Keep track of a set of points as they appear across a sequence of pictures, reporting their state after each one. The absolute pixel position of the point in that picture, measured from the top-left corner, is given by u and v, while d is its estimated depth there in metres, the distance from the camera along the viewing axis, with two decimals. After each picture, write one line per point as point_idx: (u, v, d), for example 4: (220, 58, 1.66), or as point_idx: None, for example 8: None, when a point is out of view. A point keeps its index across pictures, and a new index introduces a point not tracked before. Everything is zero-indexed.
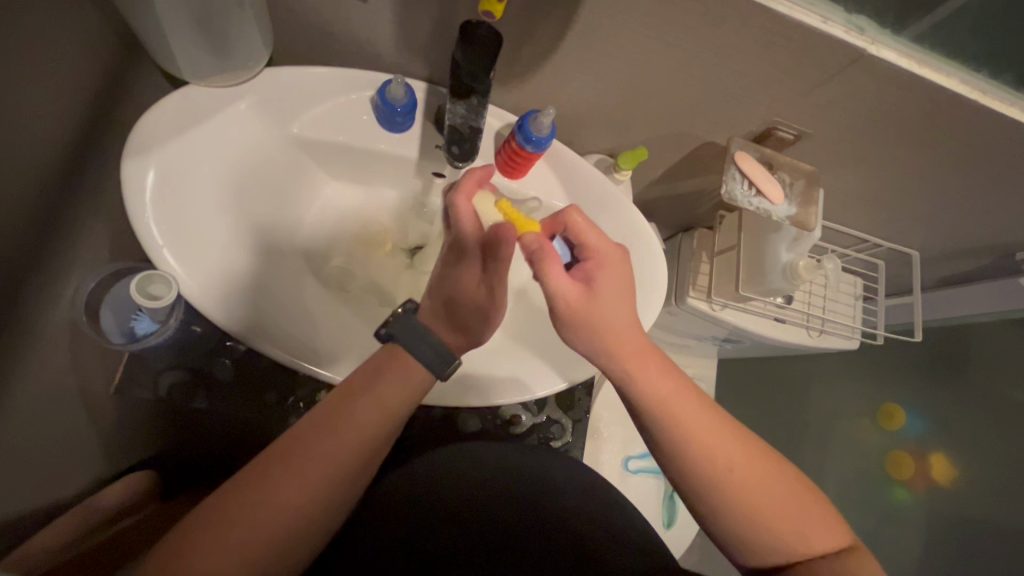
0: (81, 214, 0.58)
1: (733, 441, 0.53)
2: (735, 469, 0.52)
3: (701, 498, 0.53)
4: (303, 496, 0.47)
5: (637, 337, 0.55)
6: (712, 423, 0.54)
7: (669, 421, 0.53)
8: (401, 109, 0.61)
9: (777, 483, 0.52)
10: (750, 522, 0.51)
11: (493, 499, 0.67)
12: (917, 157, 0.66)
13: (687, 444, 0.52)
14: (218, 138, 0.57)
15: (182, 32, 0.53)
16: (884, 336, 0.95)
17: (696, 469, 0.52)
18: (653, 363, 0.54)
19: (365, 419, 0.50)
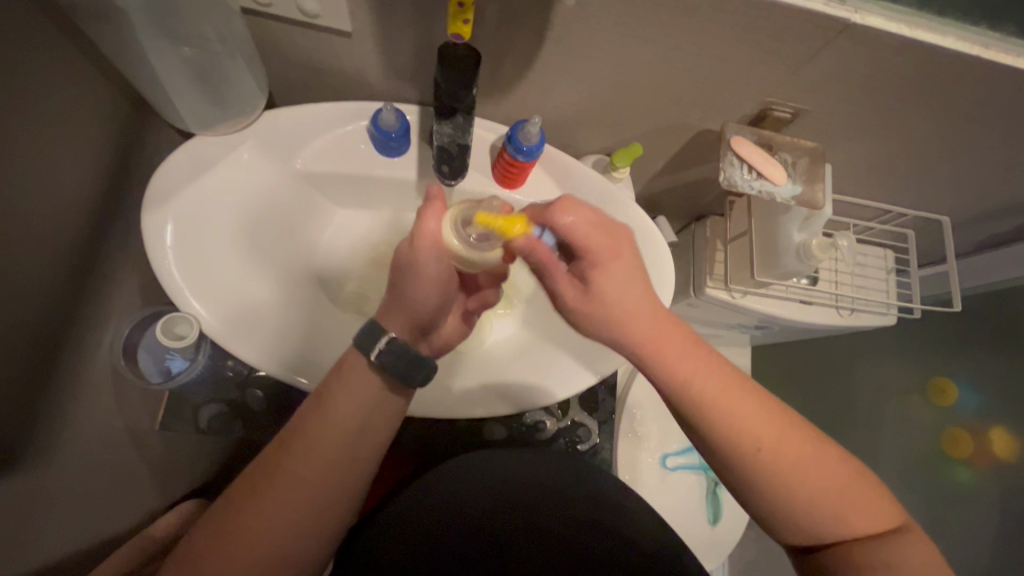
0: (114, 265, 0.63)
1: (767, 416, 0.49)
2: (767, 447, 0.48)
3: (755, 484, 0.49)
4: (282, 518, 0.47)
5: (654, 320, 0.51)
6: (744, 398, 0.50)
7: (706, 401, 0.50)
8: (395, 135, 0.63)
9: (817, 462, 0.48)
10: (785, 501, 0.48)
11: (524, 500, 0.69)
12: (926, 120, 0.63)
13: (727, 422, 0.49)
14: (227, 181, 0.61)
15: (182, 88, 0.56)
16: (921, 308, 0.91)
17: (738, 448, 0.49)
18: (674, 342, 0.51)
19: (328, 436, 0.49)
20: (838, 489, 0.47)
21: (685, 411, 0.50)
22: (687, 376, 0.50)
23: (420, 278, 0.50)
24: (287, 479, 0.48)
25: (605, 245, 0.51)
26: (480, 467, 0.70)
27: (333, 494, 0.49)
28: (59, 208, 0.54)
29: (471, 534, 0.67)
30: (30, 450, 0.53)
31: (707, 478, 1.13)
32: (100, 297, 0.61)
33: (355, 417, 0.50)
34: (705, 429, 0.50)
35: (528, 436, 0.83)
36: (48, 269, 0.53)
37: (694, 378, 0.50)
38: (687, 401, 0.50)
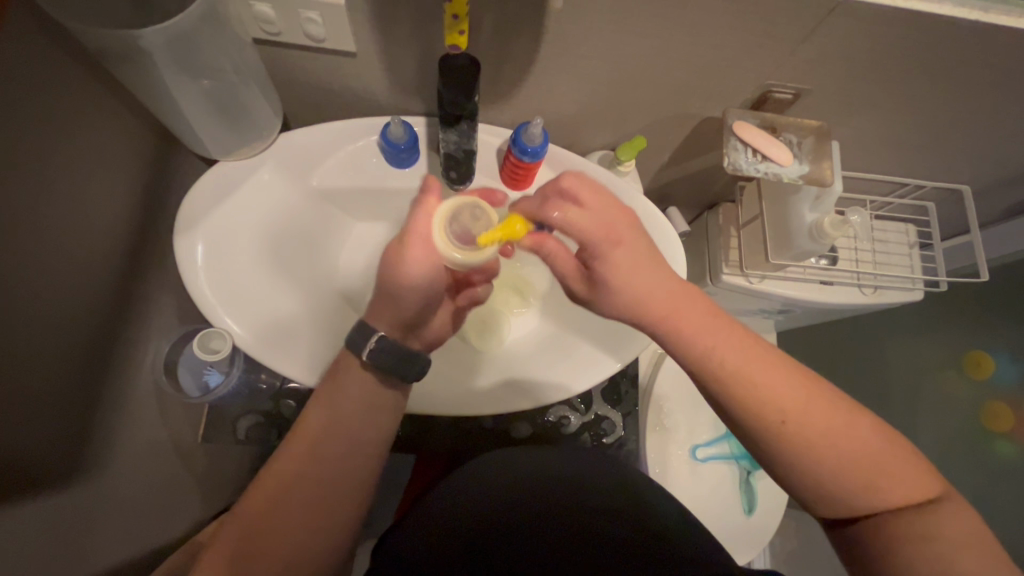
0: (151, 289, 0.67)
1: (792, 383, 0.47)
2: (792, 418, 0.46)
3: (787, 453, 0.46)
4: (300, 513, 0.50)
5: (665, 297, 0.51)
6: (768, 366, 0.48)
7: (732, 375, 0.48)
8: (404, 146, 0.66)
9: (844, 429, 0.45)
10: (813, 474, 0.45)
11: (544, 493, 0.70)
12: (932, 88, 0.63)
13: (750, 392, 0.47)
14: (250, 203, 0.64)
15: (204, 120, 0.60)
16: (948, 281, 0.89)
17: (764, 418, 0.46)
18: (693, 313, 0.51)
19: (334, 432, 0.51)
20: (868, 458, 0.44)
21: (713, 387, 0.49)
22: (704, 350, 0.49)
23: (410, 280, 0.51)
24: (299, 476, 0.50)
25: (603, 232, 0.51)
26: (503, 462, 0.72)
27: (345, 486, 0.52)
28: (99, 238, 0.58)
29: (496, 526, 0.68)
30: (88, 462, 0.57)
31: (739, 467, 1.12)
32: (140, 319, 0.66)
33: (359, 412, 0.52)
34: (730, 404, 0.48)
35: (553, 432, 0.85)
36: (93, 294, 0.57)
37: (713, 351, 0.49)
38: (709, 373, 0.49)
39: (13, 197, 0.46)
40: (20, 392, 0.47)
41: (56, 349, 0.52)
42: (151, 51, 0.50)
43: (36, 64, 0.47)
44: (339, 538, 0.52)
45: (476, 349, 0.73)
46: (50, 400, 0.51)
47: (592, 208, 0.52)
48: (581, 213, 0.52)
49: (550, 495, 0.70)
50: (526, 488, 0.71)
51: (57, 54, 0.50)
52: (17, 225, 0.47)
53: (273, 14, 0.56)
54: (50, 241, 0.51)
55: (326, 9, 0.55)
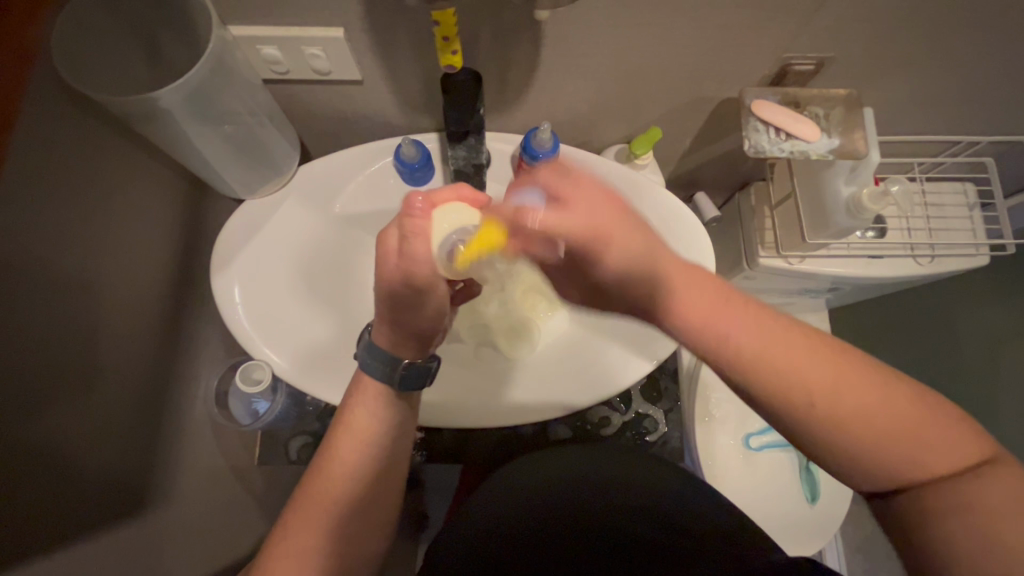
0: (195, 326, 0.71)
1: (820, 363, 0.43)
2: (818, 396, 0.43)
3: (817, 434, 0.43)
4: (337, 537, 0.51)
5: (676, 291, 0.48)
6: (795, 347, 0.44)
7: (758, 360, 0.44)
8: (418, 164, 0.66)
9: (875, 399, 0.42)
10: (849, 451, 0.42)
11: (576, 492, 0.70)
12: (973, 38, 0.57)
13: (776, 378, 0.44)
14: (279, 234, 0.67)
15: (229, 165, 0.63)
16: (1017, 242, 0.81)
17: (788, 400, 0.43)
18: (709, 298, 0.47)
19: (361, 454, 0.52)
20: (901, 425, 0.41)
21: (737, 381, 0.46)
22: (720, 339, 0.46)
23: (425, 302, 0.49)
24: (332, 502, 0.51)
25: (592, 235, 0.45)
26: (535, 462, 0.72)
27: (373, 503, 0.53)
28: (144, 284, 0.62)
29: (526, 527, 0.68)
30: (149, 493, 0.62)
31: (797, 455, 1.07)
32: (188, 355, 0.70)
33: (383, 432, 0.53)
34: (760, 400, 0.45)
35: (593, 433, 0.84)
36: (142, 336, 0.61)
37: (729, 338, 0.46)
38: (727, 364, 0.46)
39: (62, 258, 0.50)
40: (76, 431, 0.52)
41: (109, 390, 0.56)
42: (172, 110, 0.53)
43: (72, 133, 0.52)
44: (370, 545, 0.55)
45: (508, 357, 0.72)
46: (106, 438, 0.55)
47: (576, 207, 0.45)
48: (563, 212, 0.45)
49: (582, 494, 0.70)
50: (558, 486, 0.70)
51: (90, 121, 0.54)
52: (67, 281, 0.51)
53: (279, 54, 0.58)
54: (102, 292, 0.55)
55: (327, 43, 0.56)
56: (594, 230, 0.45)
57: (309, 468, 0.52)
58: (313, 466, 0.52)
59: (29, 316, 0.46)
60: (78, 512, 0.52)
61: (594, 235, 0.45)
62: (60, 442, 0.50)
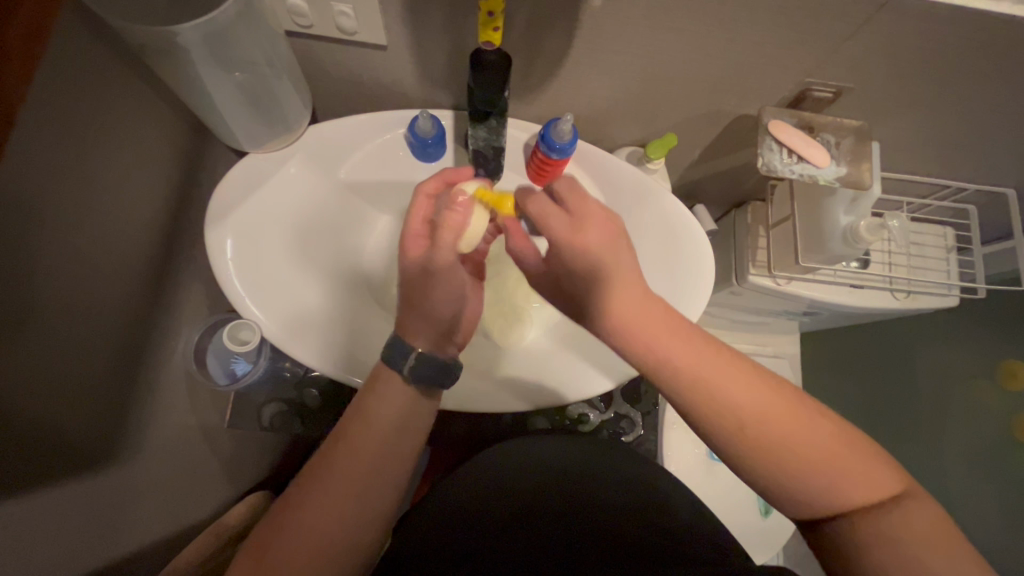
0: (181, 279, 0.68)
1: (756, 391, 0.46)
2: (759, 424, 0.45)
3: (753, 461, 0.45)
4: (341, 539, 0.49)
5: (637, 302, 0.48)
6: (739, 374, 0.46)
7: (700, 384, 0.46)
8: (431, 140, 0.65)
9: (803, 432, 0.44)
10: (771, 468, 0.45)
11: (550, 496, 0.70)
12: (983, 87, 0.60)
13: (712, 398, 0.46)
14: (278, 196, 0.65)
15: (238, 113, 0.60)
16: (987, 287, 0.85)
17: (716, 417, 0.46)
18: (653, 319, 0.48)
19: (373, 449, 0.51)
20: (829, 458, 0.44)
21: (681, 400, 0.47)
22: (668, 364, 0.47)
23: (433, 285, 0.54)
24: (339, 500, 0.49)
25: (591, 245, 0.49)
26: (510, 455, 0.72)
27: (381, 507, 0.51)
28: (135, 229, 0.59)
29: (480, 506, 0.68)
30: (114, 446, 0.59)
31: None
32: (171, 307, 0.67)
33: (399, 425, 0.52)
34: (720, 427, 0.46)
35: (571, 429, 0.85)
36: (126, 282, 0.58)
37: (686, 357, 0.47)
38: (677, 389, 0.47)
39: (50, 187, 0.47)
40: (47, 377, 0.48)
41: (86, 337, 0.53)
42: (188, 47, 0.50)
43: (77, 56, 0.48)
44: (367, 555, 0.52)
45: (499, 344, 0.72)
46: (76, 385, 0.52)
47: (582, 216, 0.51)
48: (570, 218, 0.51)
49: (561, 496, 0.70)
50: (535, 488, 0.70)
51: (98, 48, 0.51)
52: (53, 213, 0.47)
53: (305, 6, 0.56)
54: (87, 232, 0.52)
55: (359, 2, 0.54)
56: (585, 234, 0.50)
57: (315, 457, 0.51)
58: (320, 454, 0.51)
59: (10, 246, 0.43)
60: (38, 464, 0.49)
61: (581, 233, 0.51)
62: (24, 393, 0.46)
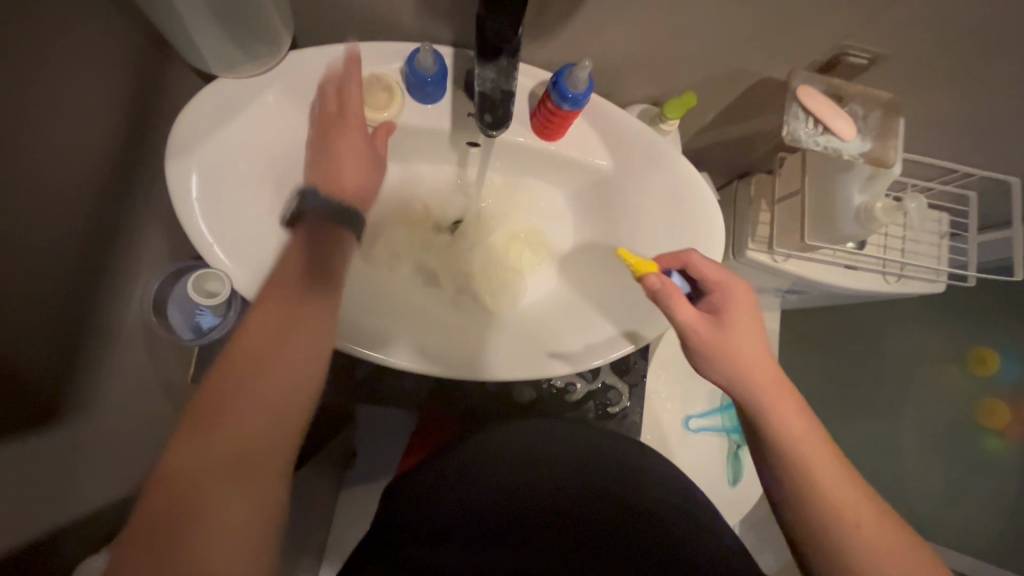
0: (138, 219, 0.61)
1: (854, 491, 0.53)
2: (860, 519, 0.52)
3: (829, 542, 0.52)
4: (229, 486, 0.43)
5: (769, 394, 0.56)
6: (837, 471, 0.54)
7: (798, 450, 0.55)
8: (431, 79, 0.59)
9: (881, 533, 0.51)
10: (828, 549, 0.52)
11: (541, 481, 0.67)
12: (1021, 66, 0.56)
13: (809, 468, 0.54)
14: (254, 130, 0.57)
15: (206, 28, 0.51)
16: (977, 276, 0.85)
17: (814, 489, 0.53)
18: (785, 395, 0.57)
19: (274, 380, 0.46)
20: (901, 563, 0.50)
21: (774, 456, 0.56)
22: (794, 430, 0.55)
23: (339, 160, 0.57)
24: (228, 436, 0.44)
25: (726, 322, 0.57)
26: (496, 446, 0.70)
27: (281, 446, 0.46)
28: (77, 160, 0.51)
29: (463, 501, 0.65)
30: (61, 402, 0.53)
31: (728, 440, 1.12)
32: (126, 250, 0.60)
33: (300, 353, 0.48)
34: (792, 501, 0.54)
35: (557, 398, 0.83)
36: (72, 219, 0.51)
37: (800, 440, 0.55)
38: (783, 455, 0.55)
39: None
40: None
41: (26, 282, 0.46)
42: None
43: None
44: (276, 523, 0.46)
45: (489, 309, 0.67)
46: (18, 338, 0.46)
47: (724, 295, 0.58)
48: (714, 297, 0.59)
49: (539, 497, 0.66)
50: (513, 493, 0.66)
51: None
52: None
53: None
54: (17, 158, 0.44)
55: None
56: (718, 285, 0.59)
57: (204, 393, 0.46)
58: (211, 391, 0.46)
59: None
60: None
61: (718, 294, 0.59)
62: None
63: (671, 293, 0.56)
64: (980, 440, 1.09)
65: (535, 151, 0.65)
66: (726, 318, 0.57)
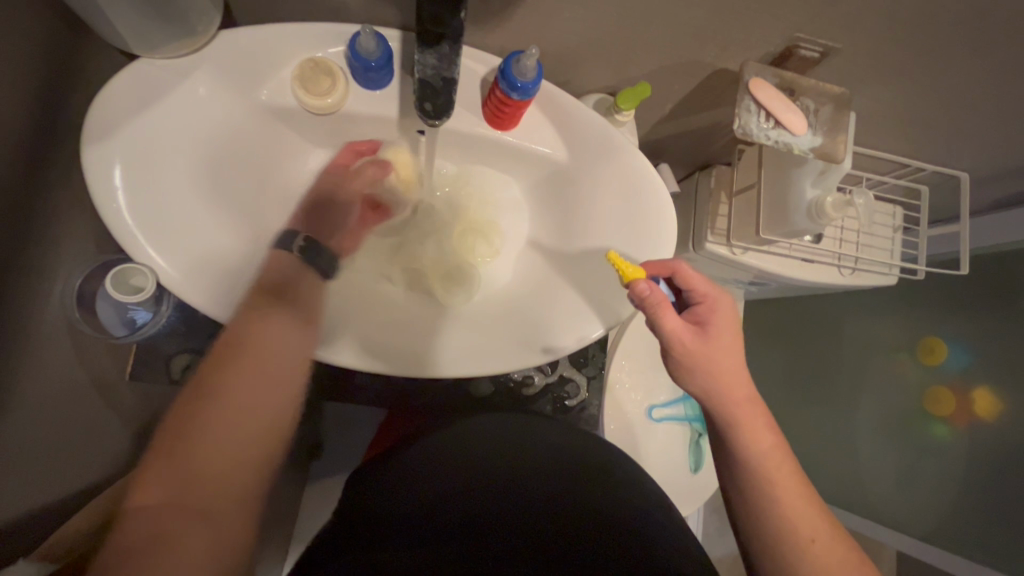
0: (58, 209, 0.57)
1: (810, 512, 0.54)
2: (814, 539, 0.53)
3: (779, 561, 0.53)
4: (206, 494, 0.47)
5: (745, 411, 0.57)
6: (797, 490, 0.55)
7: (762, 468, 0.56)
8: (375, 64, 0.56)
9: (834, 557, 0.53)
10: (781, 566, 0.53)
11: (508, 474, 0.66)
12: (966, 61, 0.57)
13: (770, 487, 0.55)
14: (181, 117, 0.54)
15: (120, 7, 0.48)
16: (926, 269, 0.87)
17: (772, 508, 0.55)
18: (758, 413, 0.58)
19: (239, 392, 0.50)
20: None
21: (738, 473, 0.57)
22: (764, 448, 0.57)
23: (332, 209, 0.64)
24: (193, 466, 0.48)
25: (709, 333, 0.58)
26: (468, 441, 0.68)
27: (260, 439, 0.51)
28: None
29: (436, 496, 0.63)
30: None
31: (690, 428, 1.13)
32: (46, 242, 0.56)
33: (276, 365, 0.52)
34: (753, 516, 0.56)
35: (516, 391, 0.83)
36: None
37: (767, 459, 0.56)
38: (745, 469, 0.57)
39: None
40: None
41: None
42: None
43: None
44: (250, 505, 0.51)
45: (441, 303, 0.65)
46: None
47: (712, 307, 0.60)
48: (701, 309, 0.60)
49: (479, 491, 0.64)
50: (461, 494, 0.64)
51: None
52: None
53: None
54: None
55: None
56: (706, 296, 0.60)
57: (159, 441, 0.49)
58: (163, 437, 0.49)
59: None
60: None
61: (705, 305, 0.60)
62: None
63: (661, 304, 0.55)
64: (926, 429, 1.09)
65: (488, 140, 0.63)
66: (710, 331, 0.58)
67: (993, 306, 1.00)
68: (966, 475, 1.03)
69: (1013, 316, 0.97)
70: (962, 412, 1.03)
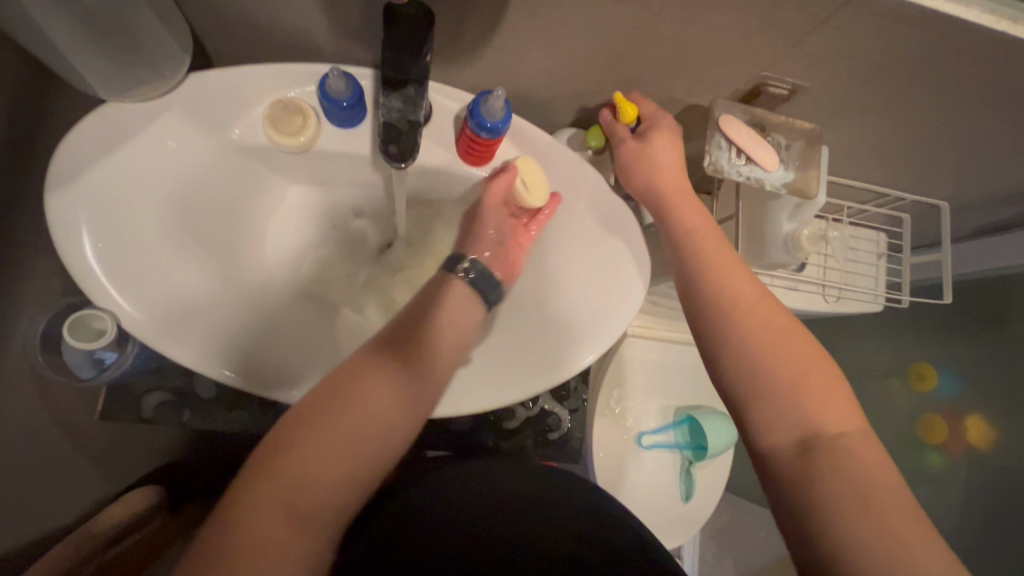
0: None
1: (783, 328, 0.51)
2: (789, 363, 0.49)
3: (748, 383, 0.49)
4: (280, 532, 0.40)
5: (729, 291, 0.53)
6: (768, 315, 0.51)
7: (725, 301, 0.53)
8: (346, 104, 0.56)
9: (812, 373, 0.48)
10: (754, 386, 0.49)
11: (504, 522, 0.65)
12: (934, 97, 0.57)
13: (736, 319, 0.51)
14: (149, 158, 0.54)
15: (84, 53, 0.48)
16: (910, 297, 0.86)
17: (735, 325, 0.51)
18: (724, 265, 0.55)
19: (337, 432, 0.43)
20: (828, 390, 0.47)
21: (700, 302, 0.54)
22: (728, 290, 0.53)
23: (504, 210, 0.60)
24: (335, 440, 0.43)
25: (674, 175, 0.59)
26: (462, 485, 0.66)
27: (349, 490, 0.44)
28: None
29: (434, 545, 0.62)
30: None
31: (681, 455, 1.03)
32: None
33: (373, 411, 0.44)
34: (722, 341, 0.52)
35: None
36: None
37: (730, 298, 0.53)
38: (711, 306, 0.53)
39: None
40: None
41: None
42: None
43: None
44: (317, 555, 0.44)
45: None
46: None
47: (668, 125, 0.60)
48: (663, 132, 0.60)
49: (501, 543, 0.64)
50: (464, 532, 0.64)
51: None
52: None
53: None
54: None
55: None
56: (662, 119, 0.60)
57: (299, 406, 0.44)
58: (315, 396, 0.44)
59: None
60: None
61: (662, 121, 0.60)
62: None
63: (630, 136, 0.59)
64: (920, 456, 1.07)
65: (461, 177, 0.62)
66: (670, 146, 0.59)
67: (981, 331, 0.99)
68: (961, 506, 1.00)
69: (1002, 340, 0.97)
70: (956, 441, 1.02)
